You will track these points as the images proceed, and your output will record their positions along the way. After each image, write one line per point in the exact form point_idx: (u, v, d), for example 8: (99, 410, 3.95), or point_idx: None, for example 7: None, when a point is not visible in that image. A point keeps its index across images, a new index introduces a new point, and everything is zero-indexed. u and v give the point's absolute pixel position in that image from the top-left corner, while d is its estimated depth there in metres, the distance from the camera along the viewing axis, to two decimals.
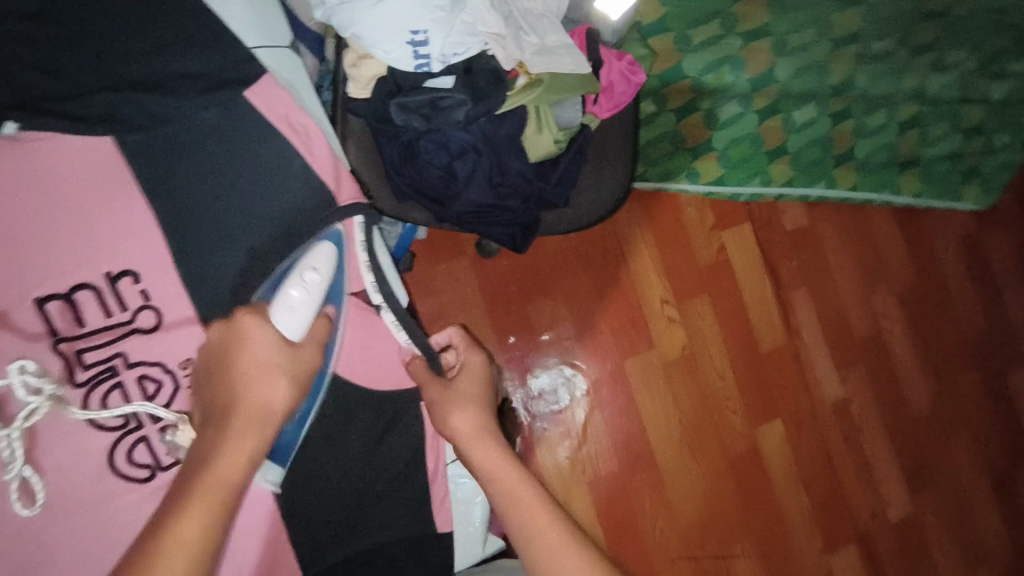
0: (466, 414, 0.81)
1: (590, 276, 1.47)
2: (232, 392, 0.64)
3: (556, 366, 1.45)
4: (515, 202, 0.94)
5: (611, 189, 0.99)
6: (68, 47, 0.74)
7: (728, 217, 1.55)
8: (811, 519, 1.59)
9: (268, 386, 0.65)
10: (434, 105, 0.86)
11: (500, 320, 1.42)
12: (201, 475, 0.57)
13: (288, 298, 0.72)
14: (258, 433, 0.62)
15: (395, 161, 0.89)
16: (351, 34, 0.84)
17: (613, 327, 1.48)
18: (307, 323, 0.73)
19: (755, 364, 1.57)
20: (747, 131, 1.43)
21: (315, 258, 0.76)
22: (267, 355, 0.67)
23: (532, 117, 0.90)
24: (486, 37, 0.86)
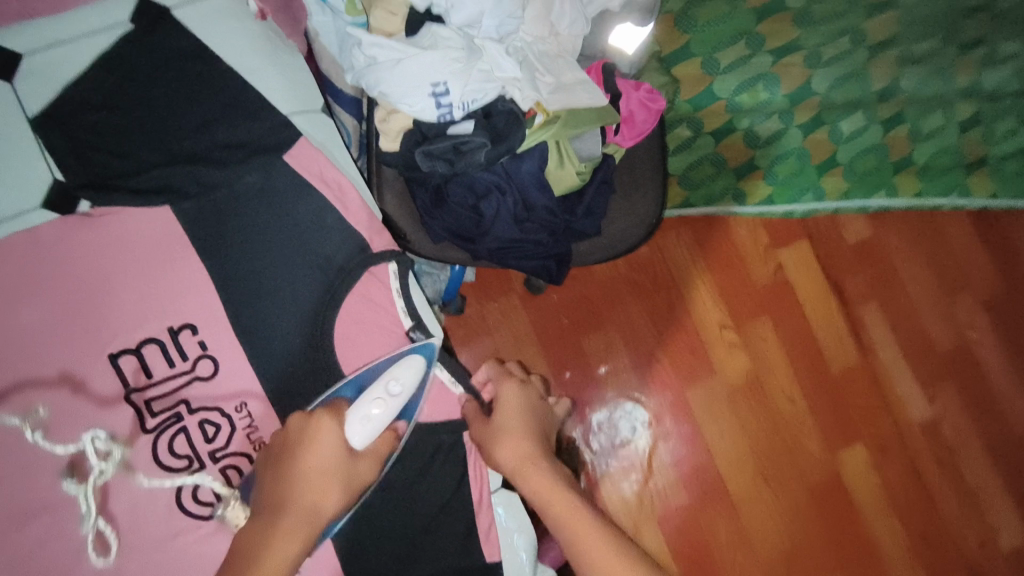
0: (511, 448, 0.84)
1: (644, 305, 1.46)
2: (293, 492, 0.69)
3: (614, 401, 1.43)
4: (543, 236, 0.97)
5: (642, 217, 1.00)
6: (129, 129, 0.83)
7: (784, 235, 1.52)
8: (909, 549, 1.47)
9: (325, 495, 0.70)
10: (456, 149, 0.90)
11: (554, 354, 1.42)
12: (249, 574, 0.63)
13: (367, 412, 0.74)
14: (304, 542, 0.67)
15: (427, 206, 0.94)
16: (377, 92, 0.90)
17: (670, 356, 1.46)
18: (372, 436, 0.75)
19: (828, 385, 1.50)
20: (790, 146, 1.41)
21: (399, 374, 0.78)
22: (330, 460, 0.71)
23: (552, 152, 0.93)
24: (503, 82, 0.91)
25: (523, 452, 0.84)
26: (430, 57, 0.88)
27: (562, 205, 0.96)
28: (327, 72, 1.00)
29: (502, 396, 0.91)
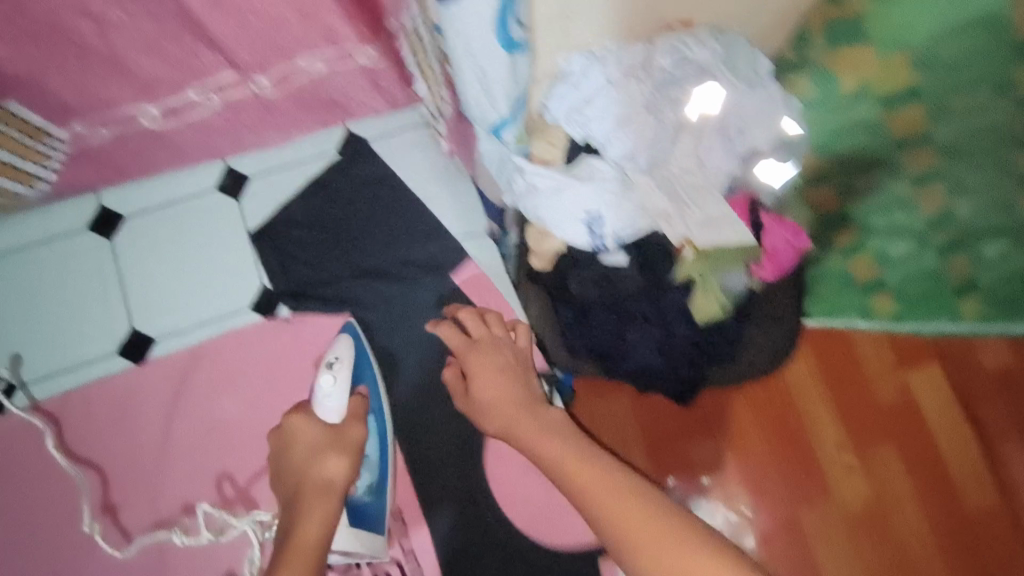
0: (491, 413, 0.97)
1: (756, 416, 1.31)
2: (305, 478, 0.97)
3: (720, 514, 1.27)
4: (682, 362, 1.01)
5: (776, 346, 1.06)
6: (328, 250, 1.16)
7: (917, 355, 1.33)
8: None
9: (323, 464, 0.97)
10: (606, 277, 0.98)
11: (656, 459, 1.28)
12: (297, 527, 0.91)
13: (323, 386, 1.01)
14: (327, 505, 0.94)
15: (572, 324, 1.02)
16: (533, 217, 0.98)
17: (783, 473, 1.29)
18: (341, 406, 1.01)
19: (964, 528, 1.27)
20: (925, 267, 1.31)
21: (336, 350, 1.04)
22: (302, 443, 1.00)
23: (699, 286, 0.97)
24: (654, 217, 0.96)
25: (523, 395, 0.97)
26: (585, 189, 0.94)
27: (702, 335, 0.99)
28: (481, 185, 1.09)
29: (472, 376, 1.01)
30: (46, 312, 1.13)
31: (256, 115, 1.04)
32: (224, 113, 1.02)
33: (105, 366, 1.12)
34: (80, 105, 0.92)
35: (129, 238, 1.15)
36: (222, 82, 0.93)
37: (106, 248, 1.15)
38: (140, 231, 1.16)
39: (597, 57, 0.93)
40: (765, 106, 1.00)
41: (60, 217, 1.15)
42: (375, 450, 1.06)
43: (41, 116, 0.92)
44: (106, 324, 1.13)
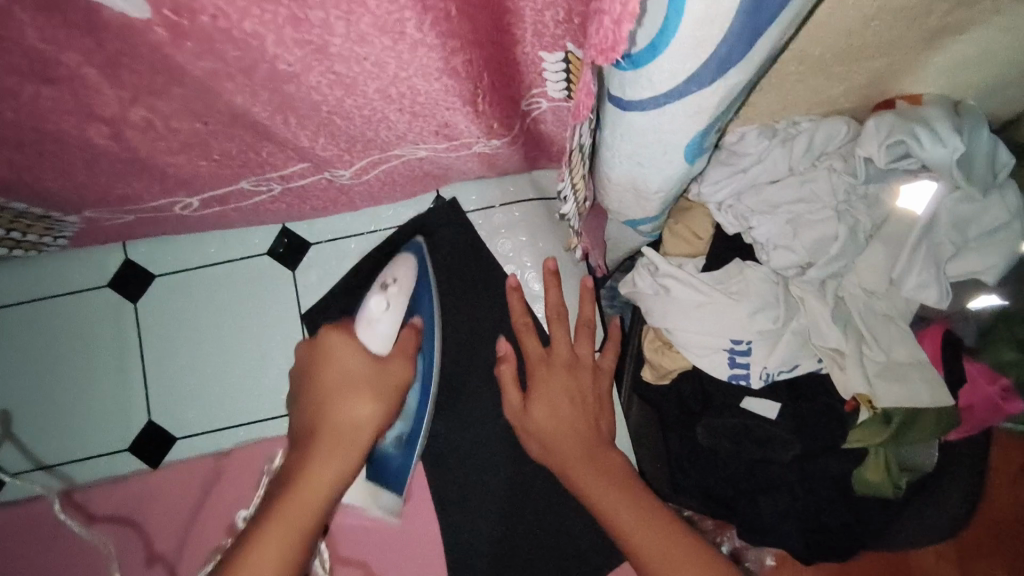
0: (549, 410, 0.67)
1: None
2: (328, 397, 0.61)
3: None
4: (835, 552, 0.75)
5: (945, 519, 0.81)
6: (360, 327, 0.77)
7: None
8: None
9: (355, 399, 0.61)
10: (750, 431, 0.74)
11: None
12: (284, 499, 0.55)
13: (368, 311, 0.67)
14: (344, 456, 0.59)
15: (683, 462, 0.78)
16: (659, 326, 0.77)
17: None
18: (391, 333, 0.67)
19: None
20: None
21: (394, 270, 0.71)
22: (345, 364, 0.63)
23: (872, 460, 0.72)
24: (822, 354, 0.73)
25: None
26: (738, 310, 0.73)
27: (862, 516, 0.74)
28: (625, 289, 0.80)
29: (532, 402, 0.69)
30: (73, 404, 0.77)
31: (327, 199, 0.65)
32: (283, 197, 0.64)
33: (111, 465, 0.76)
34: (102, 202, 0.63)
35: (161, 300, 0.77)
36: (291, 174, 0.57)
37: (131, 310, 0.77)
38: (175, 292, 0.78)
39: (780, 139, 0.73)
40: (1000, 220, 0.72)
41: (78, 269, 0.78)
42: (417, 398, 0.74)
43: (42, 207, 0.63)
44: (123, 418, 0.77)
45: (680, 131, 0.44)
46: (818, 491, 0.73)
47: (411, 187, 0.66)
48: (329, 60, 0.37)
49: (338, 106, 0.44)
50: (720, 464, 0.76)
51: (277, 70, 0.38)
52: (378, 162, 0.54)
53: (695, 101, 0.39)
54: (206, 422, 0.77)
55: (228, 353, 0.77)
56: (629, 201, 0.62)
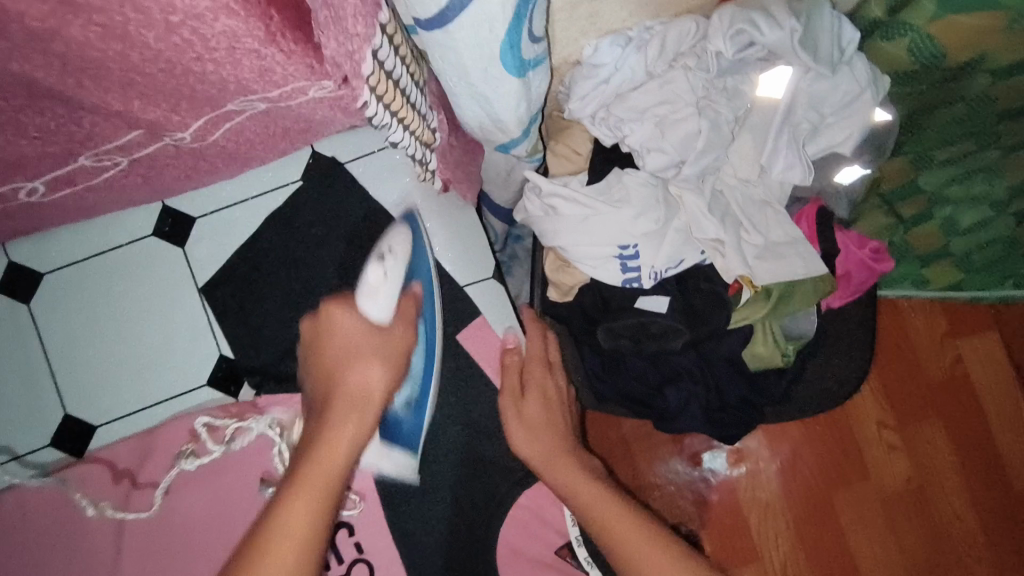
0: (534, 408, 0.70)
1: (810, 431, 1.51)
2: (341, 376, 0.59)
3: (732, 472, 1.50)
4: (737, 432, 0.80)
5: (844, 381, 0.86)
6: (265, 288, 0.74)
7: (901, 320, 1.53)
8: None
9: (367, 368, 0.59)
10: (645, 329, 0.77)
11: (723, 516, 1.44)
12: (305, 466, 0.53)
13: (368, 283, 0.64)
14: (359, 419, 0.57)
15: (596, 370, 0.82)
16: (554, 244, 0.80)
17: (840, 481, 1.47)
18: (392, 301, 0.64)
19: (968, 468, 1.49)
20: (997, 235, 1.25)
21: (390, 241, 0.68)
22: (359, 346, 0.60)
23: (757, 334, 0.78)
24: (705, 246, 0.77)
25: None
26: (618, 216, 0.76)
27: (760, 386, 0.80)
28: (524, 213, 0.83)
29: (526, 393, 0.71)
30: None
31: (186, 166, 0.65)
32: (135, 169, 0.63)
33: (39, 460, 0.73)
34: None
35: (51, 298, 0.74)
36: (129, 143, 0.57)
37: (20, 312, 0.74)
38: (65, 286, 0.74)
39: (633, 45, 0.76)
40: (851, 94, 0.74)
41: None
42: (422, 360, 0.69)
43: None
44: (34, 418, 0.73)
45: (486, 61, 0.50)
46: (716, 372, 0.79)
47: (272, 143, 0.66)
48: (82, 11, 0.36)
49: (125, 61, 0.42)
50: (627, 364, 0.80)
51: (31, 27, 0.37)
52: (214, 119, 0.55)
53: (465, 24, 0.46)
54: (113, 409, 0.74)
55: (126, 337, 0.74)
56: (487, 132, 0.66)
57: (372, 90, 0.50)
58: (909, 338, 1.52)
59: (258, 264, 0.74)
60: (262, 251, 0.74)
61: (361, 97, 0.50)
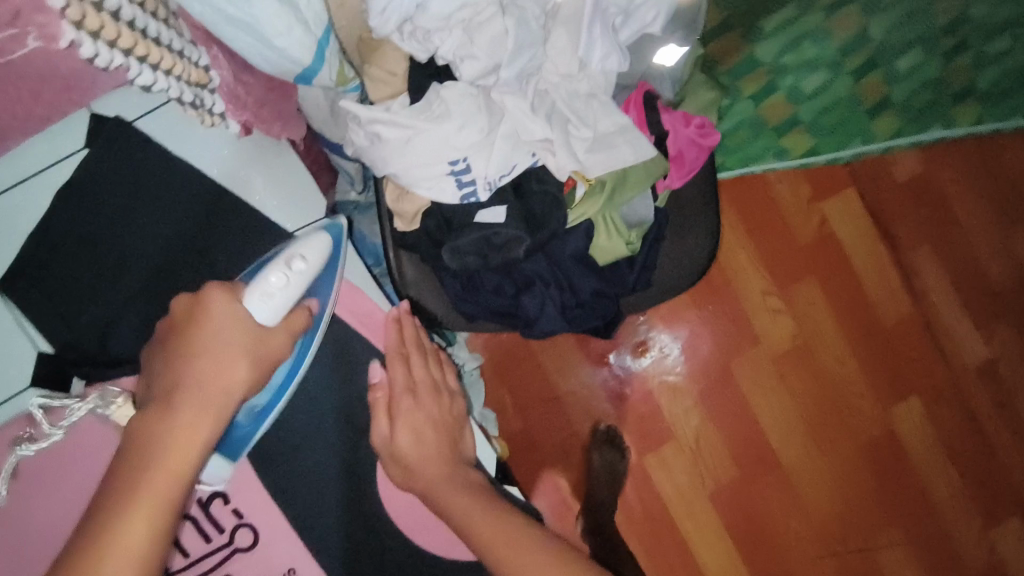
0: (409, 424, 0.74)
1: (701, 310, 1.62)
2: (195, 379, 0.60)
3: (637, 362, 1.61)
4: (595, 321, 0.83)
5: (694, 258, 0.88)
6: (69, 265, 0.66)
7: (755, 203, 1.62)
8: (921, 420, 1.67)
9: (226, 367, 0.61)
10: (489, 242, 0.77)
11: (631, 404, 1.60)
12: (149, 474, 0.55)
13: (266, 282, 0.64)
14: (209, 421, 0.59)
15: (459, 291, 0.81)
16: (386, 172, 0.77)
17: (736, 349, 1.62)
18: (283, 309, 0.65)
19: (840, 314, 1.65)
20: (838, 96, 1.35)
21: (303, 249, 0.66)
22: (225, 340, 0.61)
23: (599, 226, 0.79)
24: (534, 147, 0.77)
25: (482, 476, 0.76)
26: (441, 130, 0.74)
27: (610, 278, 0.82)
28: (350, 142, 0.78)
29: (396, 427, 0.74)
30: None
31: None
32: None
33: None
34: None
35: None
36: None
37: None
38: None
39: None
40: None
41: None
42: (286, 373, 0.69)
43: None
44: None
45: None
46: (564, 269, 0.80)
47: (25, 110, 0.58)
48: None
49: None
50: (483, 280, 0.80)
51: None
52: None
53: None
54: None
55: None
56: (231, 19, 0.56)
57: (79, 26, 0.41)
58: (778, 207, 1.62)
59: (70, 245, 0.66)
60: (73, 228, 0.67)
61: (65, 36, 0.41)
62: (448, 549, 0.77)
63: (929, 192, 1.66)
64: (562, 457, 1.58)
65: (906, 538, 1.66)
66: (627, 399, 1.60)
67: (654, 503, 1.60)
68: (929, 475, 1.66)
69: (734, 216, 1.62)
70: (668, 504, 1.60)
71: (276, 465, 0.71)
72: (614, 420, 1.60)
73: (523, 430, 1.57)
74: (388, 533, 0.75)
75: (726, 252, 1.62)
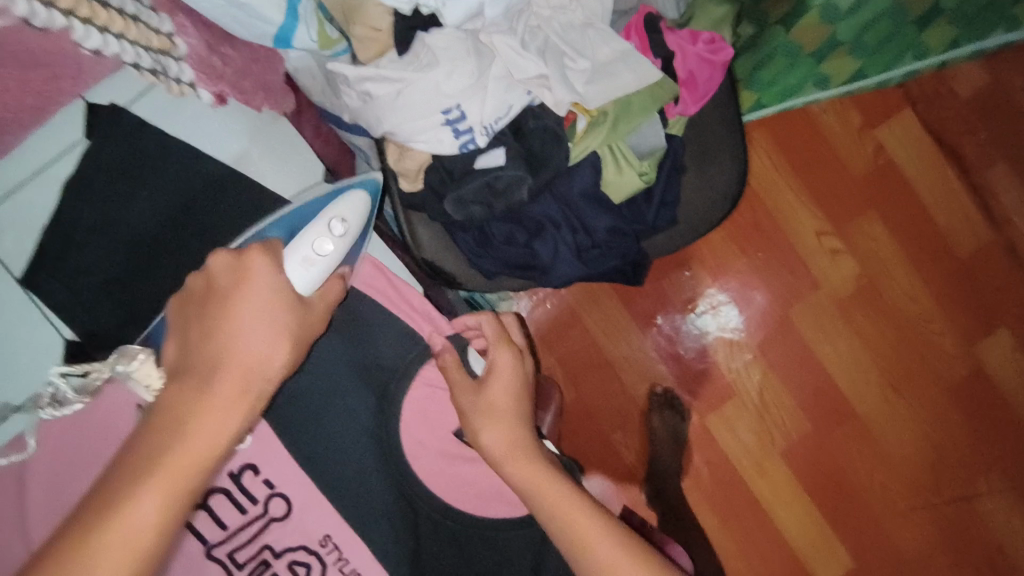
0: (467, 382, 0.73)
1: (752, 258, 1.53)
2: (237, 357, 0.52)
3: (690, 320, 1.53)
4: (614, 261, 0.79)
5: (721, 190, 0.83)
6: (86, 248, 0.69)
7: (800, 132, 1.51)
8: (1011, 352, 1.52)
9: (270, 350, 0.54)
10: (491, 188, 0.74)
11: (686, 363, 1.54)
12: (178, 442, 0.48)
13: (312, 249, 0.65)
14: (248, 406, 0.52)
15: (473, 247, 0.79)
16: (383, 132, 0.75)
17: (794, 295, 1.53)
18: (321, 279, 0.64)
19: (908, 247, 1.52)
20: (883, 7, 1.16)
21: (343, 212, 0.69)
22: (270, 314, 0.55)
23: (605, 160, 0.75)
24: (529, 85, 0.73)
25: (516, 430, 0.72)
26: (429, 78, 0.71)
27: (628, 215, 0.78)
28: (345, 105, 0.77)
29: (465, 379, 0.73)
30: None
31: None
32: None
33: None
34: None
35: None
36: None
37: None
38: None
39: None
40: None
41: None
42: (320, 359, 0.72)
43: None
44: None
45: None
46: (576, 208, 0.77)
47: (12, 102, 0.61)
48: None
49: None
50: (492, 232, 0.78)
51: None
52: None
53: None
54: None
55: None
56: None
57: None
58: (826, 139, 1.51)
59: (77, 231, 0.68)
60: (89, 212, 0.68)
61: None
62: (482, 506, 0.76)
63: (1000, 102, 1.50)
64: (620, 424, 1.54)
65: (1006, 483, 1.52)
66: (680, 357, 1.54)
67: (721, 464, 1.53)
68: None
69: (777, 154, 1.52)
70: (735, 465, 1.54)
71: (299, 437, 0.70)
72: (670, 380, 1.54)
73: (577, 400, 1.52)
74: (422, 497, 0.74)
75: (771, 192, 1.52)
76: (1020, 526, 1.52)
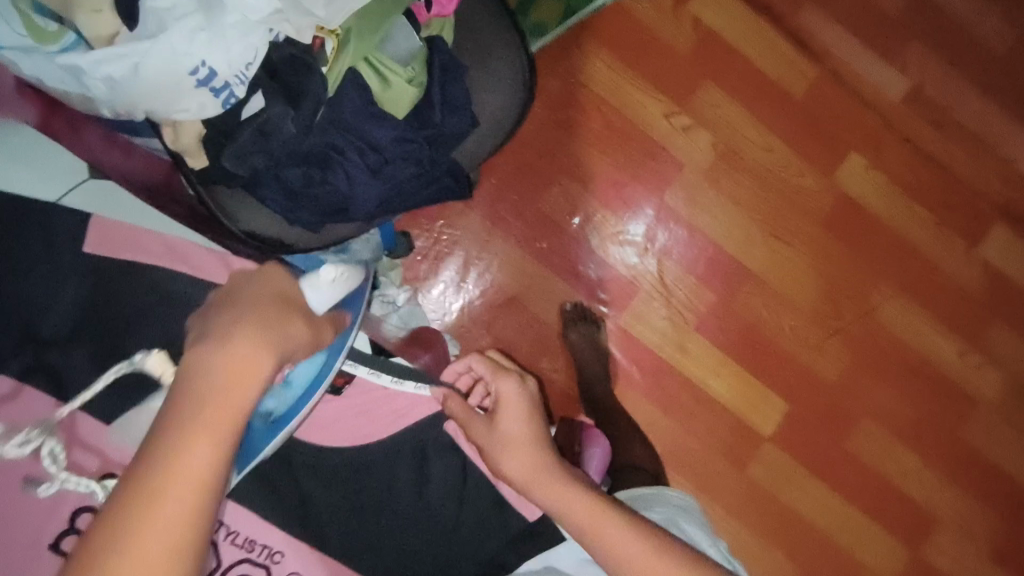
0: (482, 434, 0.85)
1: (615, 157, 1.57)
2: (224, 389, 0.52)
3: (577, 234, 1.56)
4: (412, 170, 0.82)
5: (510, 80, 0.85)
6: None
7: (621, 27, 1.55)
8: (866, 168, 1.62)
9: (257, 355, 0.55)
10: (264, 133, 0.74)
11: (583, 275, 1.57)
12: (170, 478, 0.46)
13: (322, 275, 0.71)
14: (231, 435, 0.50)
15: (282, 204, 0.79)
16: (145, 113, 0.72)
17: (660, 179, 1.58)
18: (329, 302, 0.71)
19: (748, 105, 1.59)
20: None
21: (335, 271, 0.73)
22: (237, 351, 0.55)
23: (369, 75, 0.78)
24: (268, 22, 0.71)
25: (528, 465, 0.80)
26: (162, 43, 0.68)
27: (416, 123, 0.81)
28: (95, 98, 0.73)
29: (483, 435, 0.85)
30: None
31: None
32: None
33: None
34: None
35: None
36: None
37: None
38: None
39: None
40: None
41: None
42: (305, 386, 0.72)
43: None
44: None
45: None
46: (360, 130, 0.79)
47: None
48: None
49: None
50: (290, 180, 0.79)
51: None
52: None
53: None
54: None
55: None
56: None
57: None
58: (647, 26, 1.56)
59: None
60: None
61: None
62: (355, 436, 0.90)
63: None
64: (541, 353, 1.56)
65: (897, 288, 1.64)
66: (578, 271, 1.57)
67: (645, 357, 1.59)
68: (893, 218, 1.63)
69: (608, 54, 1.55)
70: (659, 353, 1.59)
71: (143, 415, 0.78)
72: (576, 295, 1.57)
73: (495, 343, 1.54)
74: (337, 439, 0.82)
75: (612, 91, 1.55)
76: (919, 324, 1.64)
